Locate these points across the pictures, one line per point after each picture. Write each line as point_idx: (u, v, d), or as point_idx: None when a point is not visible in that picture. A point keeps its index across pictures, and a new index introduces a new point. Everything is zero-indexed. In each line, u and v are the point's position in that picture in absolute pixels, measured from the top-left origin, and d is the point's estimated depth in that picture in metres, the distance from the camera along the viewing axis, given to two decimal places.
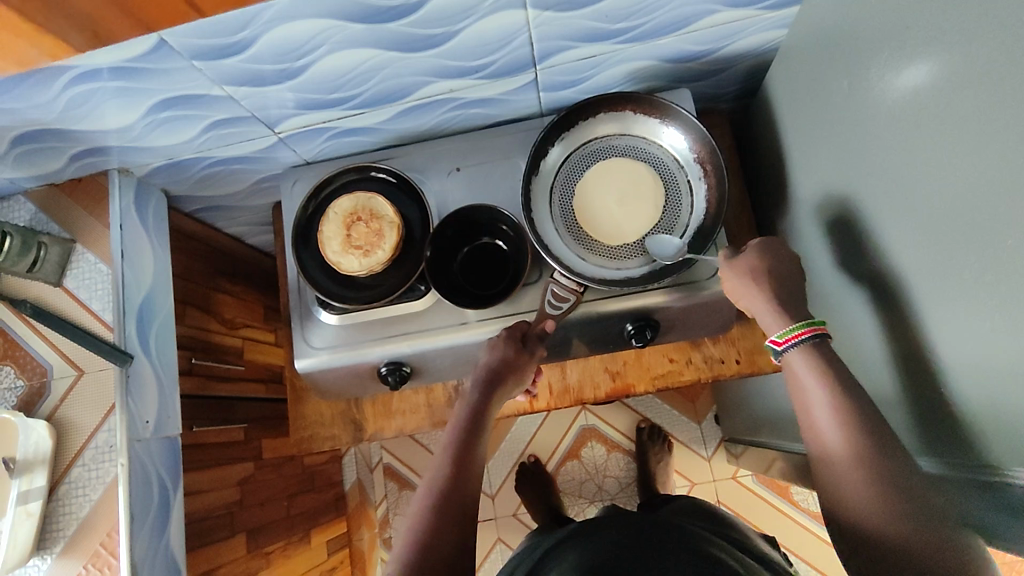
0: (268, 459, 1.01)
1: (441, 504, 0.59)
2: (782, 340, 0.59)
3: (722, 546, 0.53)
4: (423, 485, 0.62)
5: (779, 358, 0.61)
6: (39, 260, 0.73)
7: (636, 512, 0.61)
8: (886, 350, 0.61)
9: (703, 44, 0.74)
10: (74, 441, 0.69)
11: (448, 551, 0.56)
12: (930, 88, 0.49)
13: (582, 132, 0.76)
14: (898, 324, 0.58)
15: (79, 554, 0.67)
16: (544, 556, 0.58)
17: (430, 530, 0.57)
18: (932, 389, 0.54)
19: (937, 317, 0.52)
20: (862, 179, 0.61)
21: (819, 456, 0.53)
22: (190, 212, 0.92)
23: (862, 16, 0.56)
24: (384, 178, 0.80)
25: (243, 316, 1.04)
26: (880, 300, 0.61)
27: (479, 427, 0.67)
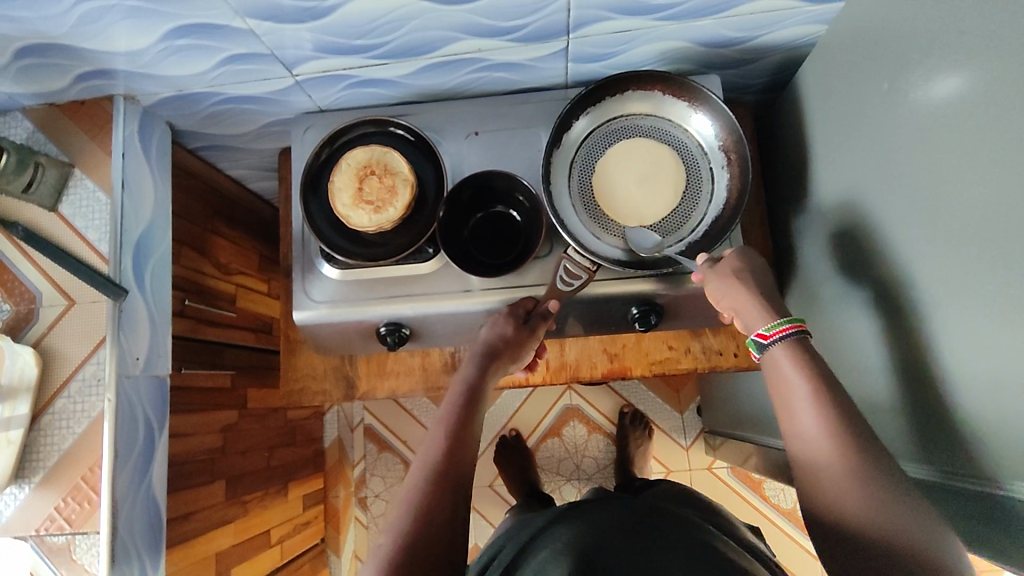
0: (253, 408, 1.00)
1: (438, 470, 0.53)
2: (768, 334, 0.59)
3: (719, 538, 0.51)
4: (416, 459, 0.55)
5: (760, 354, 0.60)
6: (35, 181, 0.69)
7: (624, 499, 0.57)
8: (887, 357, 0.62)
9: (740, 30, 0.73)
10: (61, 371, 0.67)
11: (448, 523, 0.50)
12: (967, 98, 0.48)
13: (610, 108, 0.75)
14: (902, 333, 0.59)
15: (59, 487, 0.65)
16: (535, 536, 0.54)
17: (427, 501, 0.51)
18: (931, 400, 0.55)
19: (946, 331, 0.52)
20: (885, 184, 0.61)
21: (806, 459, 0.52)
22: (193, 149, 0.88)
23: (908, 17, 0.55)
24: (402, 135, 0.77)
25: (237, 262, 1.01)
26: (886, 308, 0.61)
27: (478, 400, 0.63)
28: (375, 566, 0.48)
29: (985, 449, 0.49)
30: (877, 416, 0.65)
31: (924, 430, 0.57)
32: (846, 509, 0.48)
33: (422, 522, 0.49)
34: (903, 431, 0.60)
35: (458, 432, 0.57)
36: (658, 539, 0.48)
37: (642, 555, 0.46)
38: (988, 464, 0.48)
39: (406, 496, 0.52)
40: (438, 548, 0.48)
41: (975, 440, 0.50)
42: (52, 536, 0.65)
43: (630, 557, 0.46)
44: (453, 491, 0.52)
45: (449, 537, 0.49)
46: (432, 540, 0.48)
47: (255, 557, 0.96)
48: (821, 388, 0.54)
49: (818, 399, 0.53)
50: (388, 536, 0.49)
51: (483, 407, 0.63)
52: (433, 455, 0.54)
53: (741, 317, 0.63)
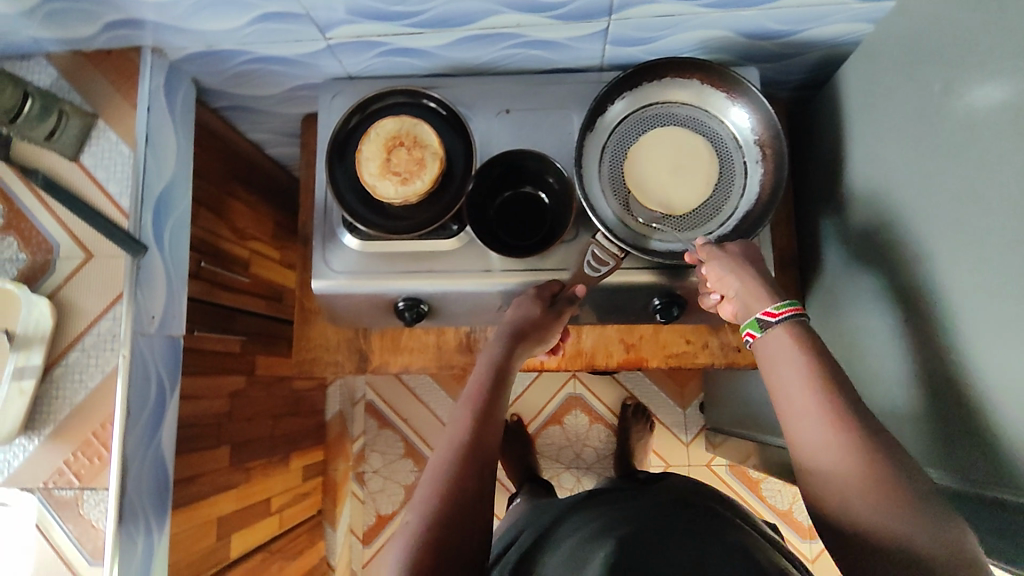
0: (260, 375, 1.00)
1: (465, 451, 0.52)
2: (777, 312, 0.54)
3: (751, 536, 0.50)
4: (440, 441, 0.55)
5: (762, 332, 0.55)
6: (58, 129, 0.67)
7: (653, 495, 0.57)
8: (910, 363, 0.61)
9: (784, 23, 0.71)
10: (75, 323, 0.66)
11: (477, 504, 0.50)
12: (1019, 104, 0.47)
13: (647, 93, 0.73)
14: (927, 340, 0.58)
15: (69, 440, 0.64)
16: (559, 528, 0.55)
17: (455, 483, 0.50)
18: (955, 410, 0.54)
19: (975, 340, 0.51)
20: (922, 189, 0.60)
21: (808, 452, 0.48)
22: (217, 109, 0.87)
23: (965, 19, 0.54)
24: (434, 108, 0.75)
25: (252, 227, 1.00)
26: (911, 314, 0.60)
27: (503, 381, 0.61)
28: (402, 544, 0.47)
29: (1010, 463, 0.48)
30: (895, 423, 0.64)
31: (945, 439, 0.56)
32: (851, 503, 0.45)
33: (450, 503, 0.49)
34: (921, 438, 0.60)
35: (486, 413, 0.56)
36: (701, 525, 0.49)
37: (666, 541, 0.46)
38: (1010, 477, 0.48)
39: (433, 475, 0.51)
40: (462, 529, 0.48)
41: (997, 452, 0.49)
42: (60, 489, 0.64)
43: (654, 543, 0.46)
44: (479, 474, 0.51)
45: (475, 518, 0.49)
46: (456, 519, 0.48)
47: (256, 524, 0.96)
48: (823, 378, 0.49)
49: (821, 390, 0.49)
50: (416, 515, 0.49)
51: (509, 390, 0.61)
52: (457, 438, 0.54)
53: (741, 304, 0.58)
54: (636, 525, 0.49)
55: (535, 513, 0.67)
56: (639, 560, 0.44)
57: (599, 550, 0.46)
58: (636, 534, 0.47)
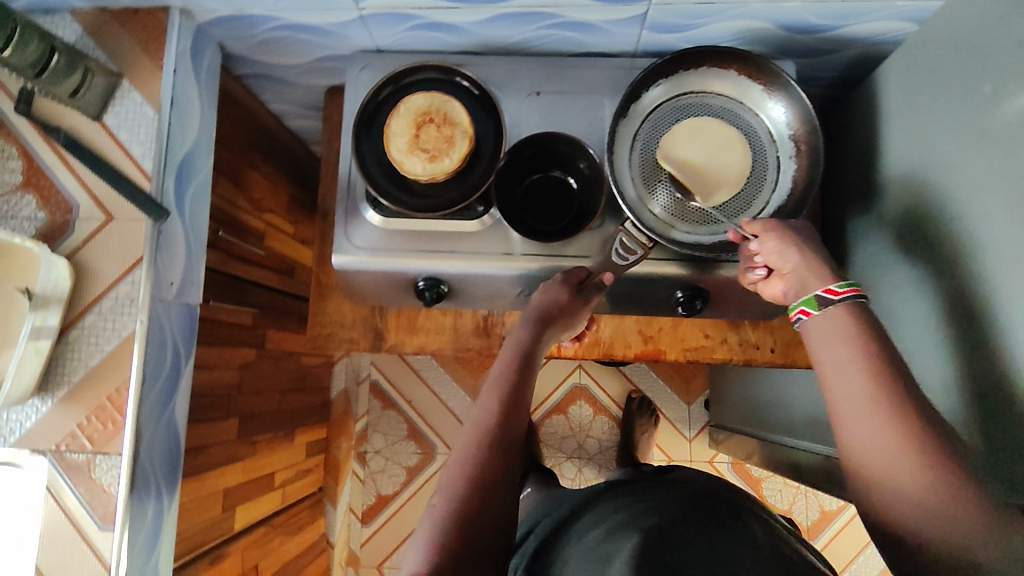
0: (270, 349, 0.99)
1: (494, 432, 0.52)
2: (839, 291, 0.53)
3: (766, 522, 0.51)
4: (468, 424, 0.54)
5: (818, 310, 0.53)
6: (83, 87, 0.66)
7: (674, 488, 0.57)
8: (945, 368, 0.60)
9: (827, 18, 0.70)
10: (93, 287, 0.65)
11: (504, 487, 0.49)
12: None
13: (682, 82, 0.72)
14: (969, 346, 0.57)
15: (83, 404, 0.64)
16: (579, 518, 0.55)
17: (484, 465, 0.50)
18: (991, 416, 0.54)
19: (1015, 347, 0.51)
20: (965, 192, 0.59)
21: (856, 435, 0.48)
22: (240, 76, 0.85)
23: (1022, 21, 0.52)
24: (467, 87, 0.73)
25: (269, 199, 0.99)
26: (952, 318, 0.60)
27: (530, 367, 0.60)
28: (430, 525, 0.47)
29: None
30: None
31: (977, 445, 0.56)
32: (903, 494, 0.44)
33: (479, 484, 0.49)
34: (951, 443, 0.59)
35: (514, 396, 0.56)
36: (727, 516, 0.48)
37: (697, 530, 0.45)
38: None
39: (462, 456, 0.51)
40: (489, 514, 0.48)
41: None
42: (73, 453, 0.63)
43: (680, 531, 0.45)
44: (505, 460, 0.51)
45: (499, 501, 0.49)
46: (482, 503, 0.48)
47: (259, 498, 0.95)
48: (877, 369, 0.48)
49: (876, 380, 0.48)
50: (442, 497, 0.49)
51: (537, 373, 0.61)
52: (487, 419, 0.53)
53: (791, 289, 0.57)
54: (659, 514, 0.48)
55: (552, 501, 0.66)
56: (668, 556, 0.43)
57: (624, 544, 0.45)
58: (659, 523, 0.46)
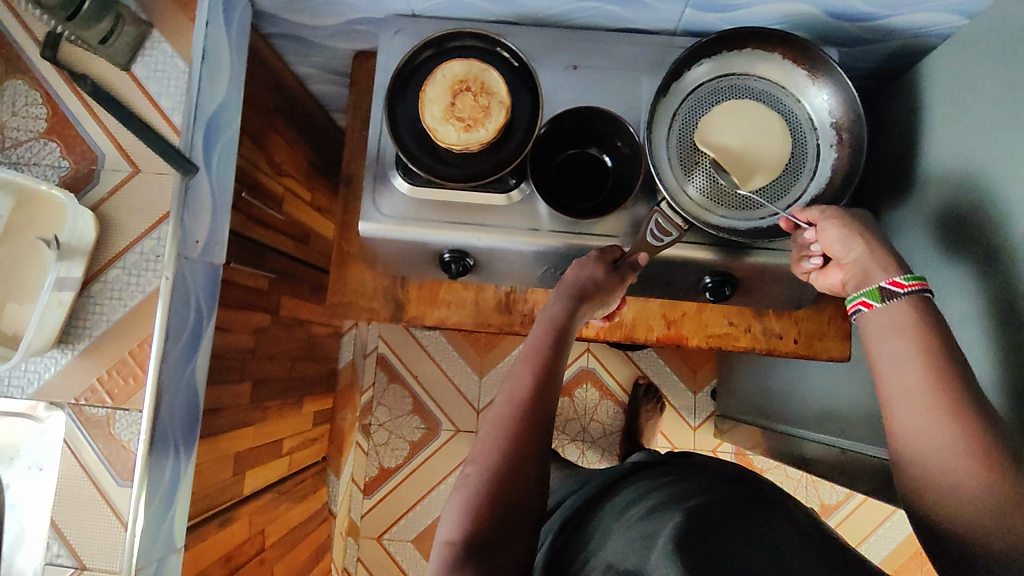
0: (284, 316, 0.98)
1: (528, 405, 0.51)
2: (905, 284, 0.52)
3: (796, 504, 0.52)
4: (501, 395, 0.53)
5: (883, 301, 0.53)
6: (112, 34, 0.64)
7: (707, 470, 0.57)
8: (986, 364, 0.60)
9: (876, 5, 0.68)
10: (117, 241, 0.64)
11: (537, 460, 0.49)
12: None
13: (724, 63, 0.71)
14: (1015, 343, 0.56)
15: (103, 358, 0.63)
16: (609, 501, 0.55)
17: (518, 438, 0.49)
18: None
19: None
20: (1014, 190, 0.58)
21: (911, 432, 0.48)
22: (267, 35, 0.83)
23: None
24: (507, 58, 0.72)
25: (288, 164, 0.97)
26: (999, 315, 0.59)
27: (564, 341, 0.59)
28: (463, 495, 0.47)
29: None
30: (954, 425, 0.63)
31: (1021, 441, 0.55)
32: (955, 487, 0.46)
33: (513, 455, 0.48)
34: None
35: (548, 370, 0.55)
36: (764, 502, 0.48)
37: (735, 514, 0.45)
38: None
39: (495, 427, 0.50)
40: (523, 487, 0.47)
41: None
42: (92, 407, 0.63)
43: (715, 513, 0.45)
44: (540, 433, 0.50)
45: (532, 473, 0.48)
46: (516, 476, 0.47)
47: (267, 464, 0.95)
48: (936, 359, 0.48)
49: (935, 371, 0.48)
50: (475, 468, 0.48)
51: (570, 348, 0.60)
52: (521, 391, 0.52)
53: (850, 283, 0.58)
54: (697, 497, 0.48)
55: (578, 478, 0.66)
56: (711, 539, 0.42)
57: (665, 524, 0.45)
58: (699, 505, 0.46)
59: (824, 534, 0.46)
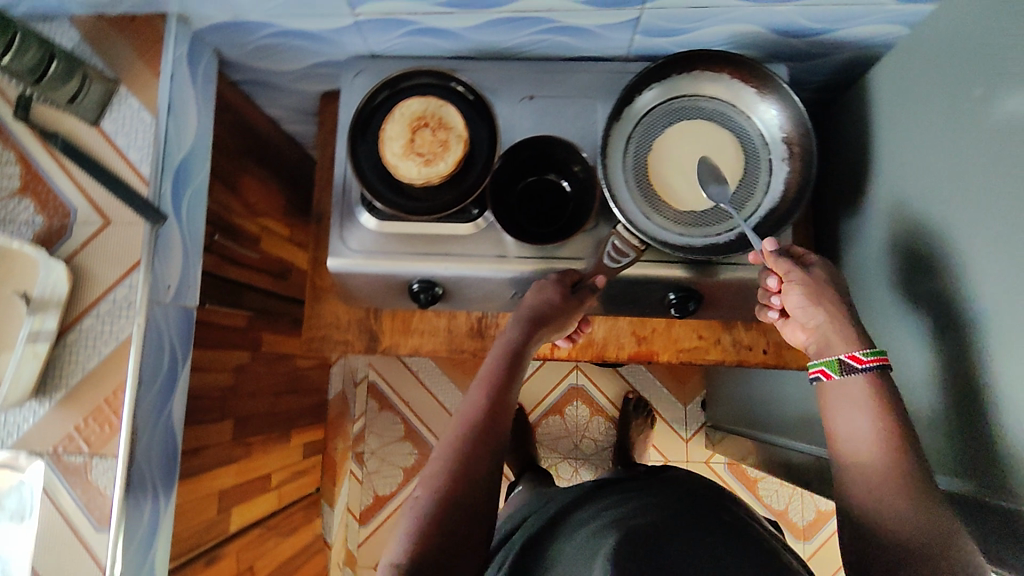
0: (265, 351, 1.00)
1: (478, 428, 0.55)
2: (864, 359, 0.57)
3: (737, 514, 0.54)
4: (454, 420, 0.57)
5: (841, 374, 0.58)
6: (80, 93, 0.66)
7: (658, 484, 0.60)
8: (932, 368, 0.61)
9: (818, 22, 0.71)
10: (91, 290, 0.66)
11: (484, 481, 0.52)
12: None
13: (674, 86, 0.73)
14: (955, 348, 0.58)
15: (81, 407, 0.64)
16: (563, 517, 0.57)
17: (466, 461, 0.52)
18: (980, 418, 0.54)
19: (1003, 351, 0.51)
20: (952, 197, 0.60)
21: (858, 478, 0.53)
22: (235, 82, 0.86)
23: (1005, 28, 0.54)
24: (462, 92, 0.74)
25: (263, 203, 0.99)
26: (943, 318, 0.60)
27: (518, 365, 0.63)
28: (411, 515, 0.50)
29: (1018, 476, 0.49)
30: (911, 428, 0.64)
31: (964, 445, 0.56)
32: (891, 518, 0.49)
33: (460, 478, 0.51)
34: (942, 444, 0.60)
35: (499, 395, 0.58)
36: (709, 515, 0.50)
37: (679, 528, 0.47)
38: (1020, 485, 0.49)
39: (446, 450, 0.53)
40: (471, 505, 0.50)
41: (1013, 461, 0.50)
42: (70, 455, 0.64)
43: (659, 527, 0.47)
44: (490, 454, 0.53)
45: (479, 492, 0.51)
46: (464, 495, 0.50)
47: (254, 498, 0.96)
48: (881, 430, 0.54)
49: (884, 441, 0.53)
50: (424, 491, 0.51)
51: (523, 373, 0.64)
52: (472, 415, 0.56)
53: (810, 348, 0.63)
54: (640, 516, 0.49)
55: (540, 498, 0.68)
56: (646, 552, 0.44)
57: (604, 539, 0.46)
58: (637, 525, 0.47)
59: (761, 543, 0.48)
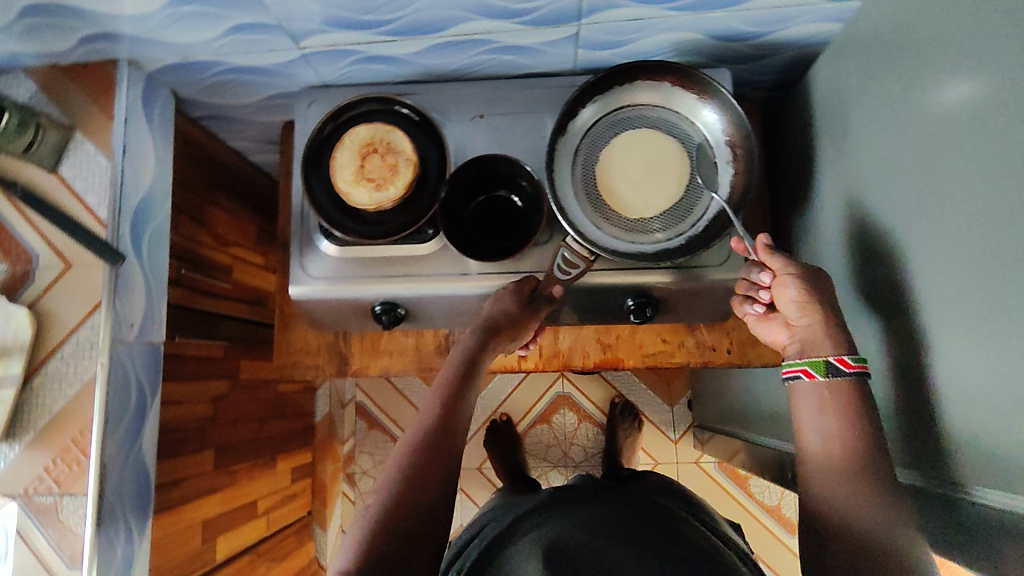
0: (244, 380, 1.01)
1: (430, 440, 0.57)
2: (852, 364, 0.56)
3: (693, 527, 0.58)
4: (407, 432, 0.59)
5: (829, 373, 0.57)
6: (36, 142, 0.68)
7: (611, 490, 0.63)
8: (881, 361, 0.62)
9: (754, 26, 0.70)
10: (54, 333, 0.67)
11: (434, 485, 0.54)
12: (985, 105, 0.45)
13: (616, 98, 0.74)
14: (898, 339, 0.58)
15: (49, 448, 0.66)
16: (520, 522, 0.59)
17: (417, 465, 0.55)
18: (923, 407, 0.55)
19: (937, 342, 0.52)
20: (884, 191, 0.60)
21: (823, 482, 0.53)
22: (195, 118, 0.87)
23: (913, 20, 0.54)
24: (407, 115, 0.77)
25: (234, 233, 1.01)
26: (885, 311, 0.61)
27: (472, 375, 0.66)
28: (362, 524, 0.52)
29: (959, 459, 0.50)
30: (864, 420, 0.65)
31: (911, 435, 0.57)
32: (854, 523, 0.50)
33: (411, 479, 0.54)
34: (892, 434, 0.61)
35: (451, 406, 0.61)
36: (659, 542, 0.53)
37: (617, 557, 0.50)
38: (962, 472, 0.50)
39: (398, 461, 0.56)
40: (421, 513, 0.52)
41: (956, 448, 0.50)
42: (40, 496, 0.65)
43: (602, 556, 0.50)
44: (441, 464, 0.56)
45: (430, 500, 0.53)
46: (414, 504, 0.52)
47: (241, 526, 0.97)
48: (844, 440, 0.54)
49: (849, 446, 0.54)
50: (376, 498, 0.53)
51: (476, 383, 0.66)
52: (424, 427, 0.59)
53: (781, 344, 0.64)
54: (562, 527, 0.54)
55: (502, 506, 0.70)
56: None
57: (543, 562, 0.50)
58: (559, 538, 0.53)
59: (708, 570, 0.50)
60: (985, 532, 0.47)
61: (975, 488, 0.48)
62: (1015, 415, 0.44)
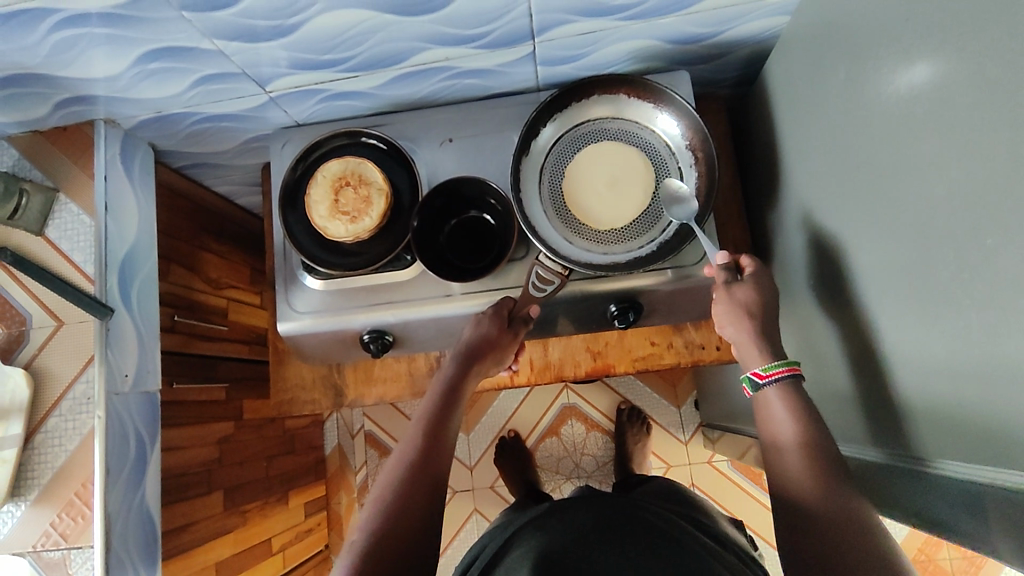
0: (249, 419, 1.02)
1: (413, 467, 0.60)
2: (764, 374, 0.62)
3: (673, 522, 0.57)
4: (393, 460, 0.62)
5: (754, 391, 0.63)
6: (20, 208, 0.71)
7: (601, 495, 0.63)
8: (844, 348, 0.62)
9: (706, 27, 0.71)
10: (51, 391, 0.70)
11: (419, 510, 0.56)
12: (925, 87, 0.45)
13: (574, 114, 0.76)
14: (857, 324, 0.59)
15: (53, 503, 0.68)
16: (510, 538, 0.59)
17: (404, 488, 0.58)
18: (883, 389, 0.55)
19: (892, 322, 0.53)
20: (834, 177, 0.61)
21: (782, 480, 0.55)
22: (177, 168, 0.90)
23: (846, 10, 0.55)
24: (374, 144, 0.79)
25: (227, 276, 1.03)
26: (843, 296, 0.61)
27: (453, 401, 0.69)
28: (350, 552, 0.53)
29: (920, 434, 0.50)
30: (840, 406, 0.65)
31: (877, 417, 0.57)
32: (811, 512, 0.51)
33: (398, 504, 0.56)
34: (860, 417, 0.61)
35: (434, 434, 0.64)
36: (643, 541, 0.53)
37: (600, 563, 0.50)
38: (926, 448, 0.50)
39: (383, 489, 0.58)
40: (405, 538, 0.54)
41: (917, 425, 0.51)
42: (48, 551, 0.67)
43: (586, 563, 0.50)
44: (426, 490, 0.58)
45: (415, 525, 0.55)
46: (400, 530, 0.54)
47: (256, 565, 0.97)
48: (810, 438, 0.56)
49: (803, 444, 0.56)
50: (363, 526, 0.55)
51: (459, 409, 0.69)
52: (408, 456, 0.61)
53: (739, 345, 0.66)
54: (553, 538, 0.54)
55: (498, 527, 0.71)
56: None
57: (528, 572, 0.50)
58: (549, 547, 0.53)
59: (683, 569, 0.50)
60: (950, 503, 0.47)
61: (938, 461, 0.48)
62: (968, 388, 0.44)
